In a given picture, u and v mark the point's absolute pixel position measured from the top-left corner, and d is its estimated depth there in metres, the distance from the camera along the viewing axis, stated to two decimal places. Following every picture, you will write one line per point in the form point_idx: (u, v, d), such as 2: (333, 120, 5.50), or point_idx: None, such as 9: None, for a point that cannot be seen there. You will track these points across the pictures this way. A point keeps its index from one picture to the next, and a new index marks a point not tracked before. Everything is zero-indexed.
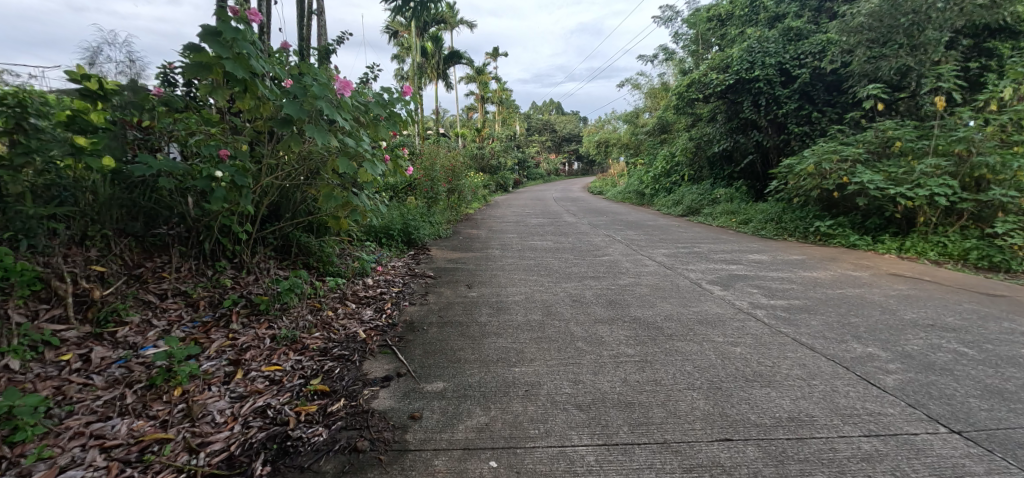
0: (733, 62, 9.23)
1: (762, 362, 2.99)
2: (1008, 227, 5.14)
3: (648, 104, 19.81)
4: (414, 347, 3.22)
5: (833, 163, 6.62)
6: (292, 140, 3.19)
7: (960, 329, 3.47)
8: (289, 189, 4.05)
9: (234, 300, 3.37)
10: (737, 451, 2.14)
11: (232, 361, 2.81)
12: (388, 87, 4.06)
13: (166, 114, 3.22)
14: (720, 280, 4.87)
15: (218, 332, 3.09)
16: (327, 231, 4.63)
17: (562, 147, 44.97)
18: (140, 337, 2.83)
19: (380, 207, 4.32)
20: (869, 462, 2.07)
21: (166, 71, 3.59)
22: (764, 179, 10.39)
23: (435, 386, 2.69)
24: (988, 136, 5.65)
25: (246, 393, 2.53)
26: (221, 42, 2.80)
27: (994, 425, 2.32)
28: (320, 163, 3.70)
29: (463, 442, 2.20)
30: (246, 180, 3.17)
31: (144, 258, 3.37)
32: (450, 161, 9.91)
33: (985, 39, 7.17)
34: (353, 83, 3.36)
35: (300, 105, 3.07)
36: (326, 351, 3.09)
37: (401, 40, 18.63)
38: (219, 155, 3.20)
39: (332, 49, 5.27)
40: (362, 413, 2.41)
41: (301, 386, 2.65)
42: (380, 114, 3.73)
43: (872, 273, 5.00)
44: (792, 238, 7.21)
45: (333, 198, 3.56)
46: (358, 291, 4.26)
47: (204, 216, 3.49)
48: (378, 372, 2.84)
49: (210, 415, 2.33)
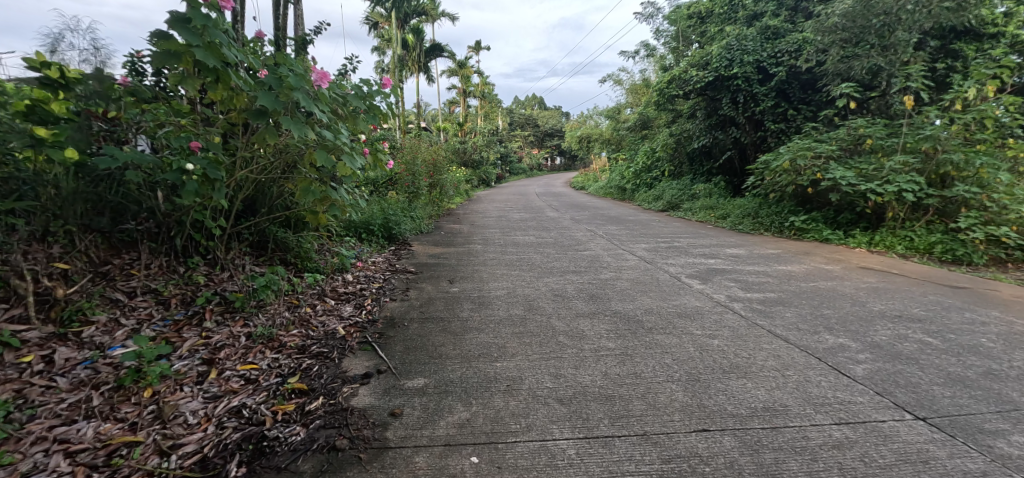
0: (712, 59, 9.41)
1: (739, 353, 3.07)
2: (971, 222, 5.34)
3: (629, 100, 20.02)
4: (395, 343, 3.22)
5: (808, 159, 6.78)
6: (268, 132, 3.13)
7: (926, 320, 3.62)
8: (265, 184, 4.01)
9: (207, 297, 3.33)
10: (714, 441, 2.20)
11: (206, 360, 2.78)
12: (367, 79, 4.03)
13: (133, 105, 3.15)
14: (699, 274, 4.97)
15: (191, 330, 3.05)
16: (304, 226, 4.61)
17: (544, 142, 45.30)
18: (108, 336, 2.78)
19: (359, 201, 4.31)
20: (840, 450, 2.15)
21: (134, 60, 3.54)
22: (741, 175, 10.60)
23: (416, 382, 2.70)
24: (953, 134, 5.85)
25: (221, 392, 2.51)
26: (191, 30, 2.76)
27: (956, 411, 2.44)
28: (298, 157, 3.66)
29: (444, 439, 2.22)
30: (220, 173, 3.14)
31: (111, 254, 3.32)
32: (432, 155, 9.90)
33: (952, 40, 7.41)
34: (330, 74, 3.32)
35: (274, 96, 3.03)
36: (304, 348, 3.08)
37: (380, 32, 18.46)
38: (190, 147, 3.16)
39: (309, 40, 5.19)
40: (341, 412, 2.41)
41: (279, 384, 2.64)
42: (359, 106, 3.69)
43: (844, 267, 5.15)
44: (767, 232, 7.39)
45: (311, 192, 3.52)
46: (338, 287, 4.26)
47: (174, 211, 3.42)
48: (358, 369, 2.84)
49: (183, 416, 2.31)
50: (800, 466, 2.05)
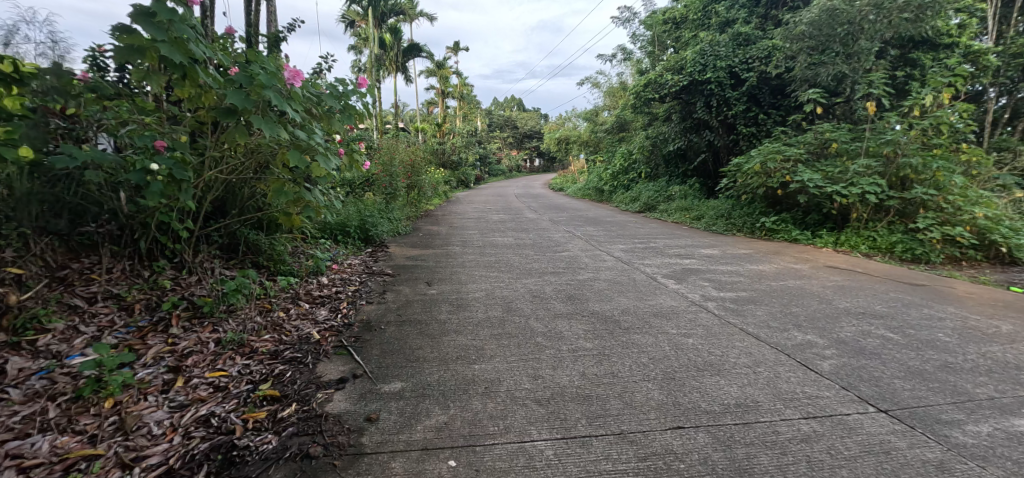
0: (687, 64, 9.61)
1: (712, 352, 3.17)
2: (930, 223, 5.58)
3: (606, 102, 20.27)
4: (371, 347, 3.23)
5: (777, 162, 7.00)
6: (237, 131, 3.10)
7: (888, 316, 3.79)
8: (236, 185, 4.00)
9: (174, 303, 3.29)
10: (689, 438, 2.28)
11: (172, 368, 2.74)
12: (342, 79, 4.02)
13: (93, 102, 3.13)
14: (675, 274, 5.09)
15: (156, 337, 3.01)
16: (278, 228, 4.58)
17: (523, 144, 45.47)
18: (66, 344, 2.72)
19: (334, 202, 4.30)
20: (808, 443, 2.25)
21: (96, 55, 3.55)
22: (715, 177, 10.86)
23: (392, 386, 2.72)
24: (912, 139, 6.11)
25: (188, 401, 2.48)
26: (156, 25, 2.69)
27: (915, 403, 2.57)
28: (270, 157, 3.63)
29: (421, 443, 2.23)
30: (186, 173, 3.07)
31: (69, 258, 3.23)
32: (410, 156, 9.88)
33: (911, 50, 7.75)
34: (304, 72, 3.35)
35: (244, 95, 3.00)
36: (277, 354, 3.07)
37: (357, 31, 18.31)
38: (155, 146, 3.07)
39: (282, 37, 5.15)
40: (315, 418, 2.41)
41: (249, 392, 2.62)
42: (333, 106, 3.68)
43: (812, 266, 5.34)
44: (740, 233, 7.59)
45: (284, 193, 3.50)
46: (313, 291, 4.24)
47: (139, 213, 3.38)
48: (333, 374, 2.84)
49: (146, 427, 2.27)
50: (771, 460, 2.14)
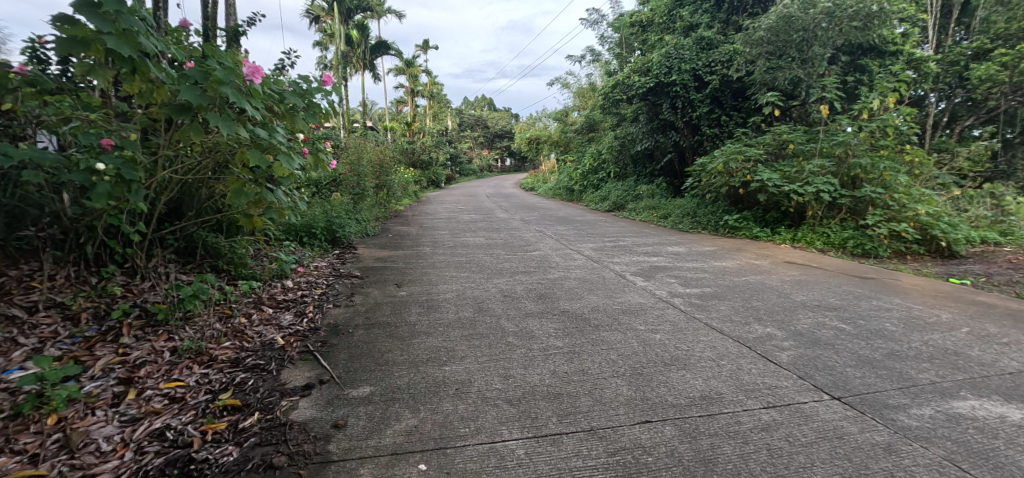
0: (653, 66, 9.83)
1: (679, 346, 3.29)
2: (878, 219, 5.89)
3: (576, 103, 20.51)
4: (338, 352, 3.22)
5: (739, 162, 7.26)
6: (192, 128, 3.04)
7: (840, 308, 4.01)
8: (192, 185, 3.92)
9: (125, 311, 3.20)
10: (656, 432, 2.38)
11: (122, 380, 2.67)
12: (306, 76, 3.98)
13: (32, 97, 2.98)
14: (643, 272, 5.24)
15: (105, 347, 2.92)
16: (239, 231, 4.50)
17: (494, 143, 45.50)
18: (3, 359, 2.61)
19: (298, 202, 4.26)
20: (768, 431, 2.37)
21: (35, 47, 3.44)
22: (681, 176, 11.17)
23: (360, 391, 2.72)
24: (861, 141, 6.44)
25: (140, 414, 2.42)
26: (102, 15, 2.59)
27: (865, 389, 2.75)
28: (229, 157, 3.56)
29: (391, 448, 2.24)
30: (135, 173, 2.91)
31: (7, 265, 3.19)
32: (378, 155, 9.78)
33: (860, 56, 8.14)
34: (263, 69, 3.21)
35: (199, 91, 2.93)
36: (238, 361, 3.03)
37: (322, 26, 18.00)
38: (100, 145, 2.99)
39: (242, 32, 5.04)
40: (278, 427, 2.38)
41: (208, 402, 2.57)
42: (296, 103, 3.64)
43: (771, 262, 5.57)
44: (704, 230, 7.84)
45: (244, 194, 3.46)
46: (277, 295, 4.20)
47: (83, 216, 3.29)
48: (298, 381, 2.82)
49: (95, 443, 2.20)
50: (733, 450, 2.25)
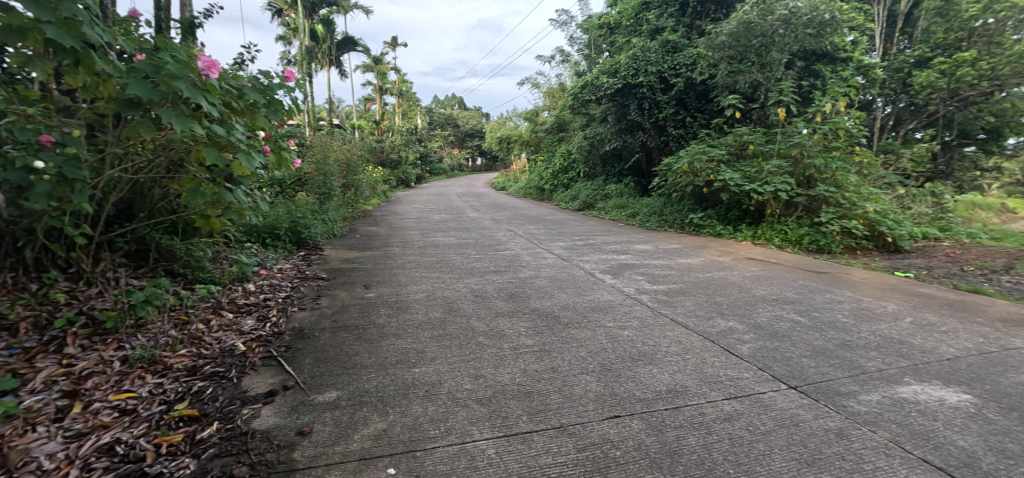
0: (621, 67, 10.01)
1: (646, 342, 3.41)
2: (831, 217, 6.19)
3: (546, 103, 20.67)
4: (304, 356, 3.20)
5: (703, 162, 7.49)
6: (143, 125, 2.97)
7: (797, 301, 4.22)
8: (144, 185, 3.82)
9: (69, 319, 3.08)
10: (624, 426, 2.47)
11: (66, 393, 2.58)
12: (267, 72, 3.92)
13: None
14: (611, 270, 5.37)
15: (47, 358, 2.82)
16: (196, 232, 4.40)
17: (465, 143, 45.38)
18: None
19: (260, 203, 4.20)
20: (729, 422, 2.50)
21: None
22: (648, 176, 11.44)
23: (327, 396, 2.72)
24: (816, 142, 6.77)
25: (87, 429, 2.34)
26: (40, 3, 2.44)
27: (819, 378, 2.92)
28: (184, 155, 3.48)
29: (359, 453, 2.25)
30: (78, 171, 2.85)
31: None
32: (346, 154, 9.64)
33: (814, 61, 8.41)
34: (220, 63, 3.19)
35: (150, 85, 2.85)
36: (195, 370, 2.98)
37: (286, 21, 17.58)
38: (39, 141, 2.83)
39: (197, 24, 4.91)
40: (239, 437, 2.35)
41: (162, 413, 2.51)
42: (256, 100, 3.58)
43: (734, 258, 5.79)
44: (670, 229, 8.07)
45: (200, 193, 3.39)
46: (237, 299, 4.14)
47: (21, 218, 3.12)
48: (260, 388, 2.79)
49: (36, 461, 2.11)
50: (697, 440, 2.36)
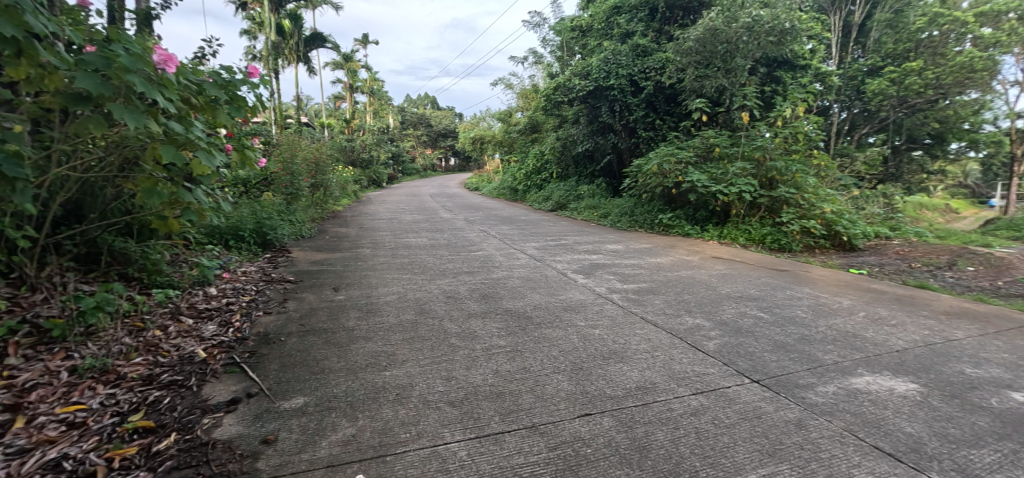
0: (592, 70, 10.14)
1: (616, 340, 3.50)
2: (792, 217, 6.44)
3: (519, 104, 20.76)
4: (269, 362, 3.16)
5: (671, 164, 7.68)
6: (93, 121, 2.89)
7: (760, 298, 4.40)
8: (95, 183, 3.70)
9: (12, 328, 2.97)
10: (594, 424, 2.54)
11: (9, 408, 2.48)
12: (229, 67, 3.86)
13: None
14: (583, 269, 5.47)
15: None
16: (153, 234, 4.29)
17: (438, 142, 45.14)
18: None
19: (221, 203, 4.13)
20: (695, 416, 2.60)
21: None
22: (619, 176, 11.65)
23: (293, 403, 2.70)
24: (777, 146, 7.03)
25: (31, 444, 2.25)
26: None
27: (779, 372, 3.06)
28: (139, 153, 3.39)
29: (327, 460, 2.24)
30: (21, 170, 2.69)
31: None
32: (315, 153, 9.48)
33: (775, 68, 8.79)
34: (177, 57, 3.12)
35: (100, 79, 2.76)
36: (151, 379, 2.91)
37: (251, 15, 17.11)
38: None
39: (154, 16, 4.81)
40: (199, 447, 2.29)
41: (115, 426, 2.44)
42: (217, 96, 3.52)
43: (701, 257, 5.97)
44: (641, 229, 8.25)
45: (157, 192, 3.32)
46: (198, 304, 4.07)
47: None
48: (223, 397, 2.74)
49: None
50: (665, 435, 2.45)
